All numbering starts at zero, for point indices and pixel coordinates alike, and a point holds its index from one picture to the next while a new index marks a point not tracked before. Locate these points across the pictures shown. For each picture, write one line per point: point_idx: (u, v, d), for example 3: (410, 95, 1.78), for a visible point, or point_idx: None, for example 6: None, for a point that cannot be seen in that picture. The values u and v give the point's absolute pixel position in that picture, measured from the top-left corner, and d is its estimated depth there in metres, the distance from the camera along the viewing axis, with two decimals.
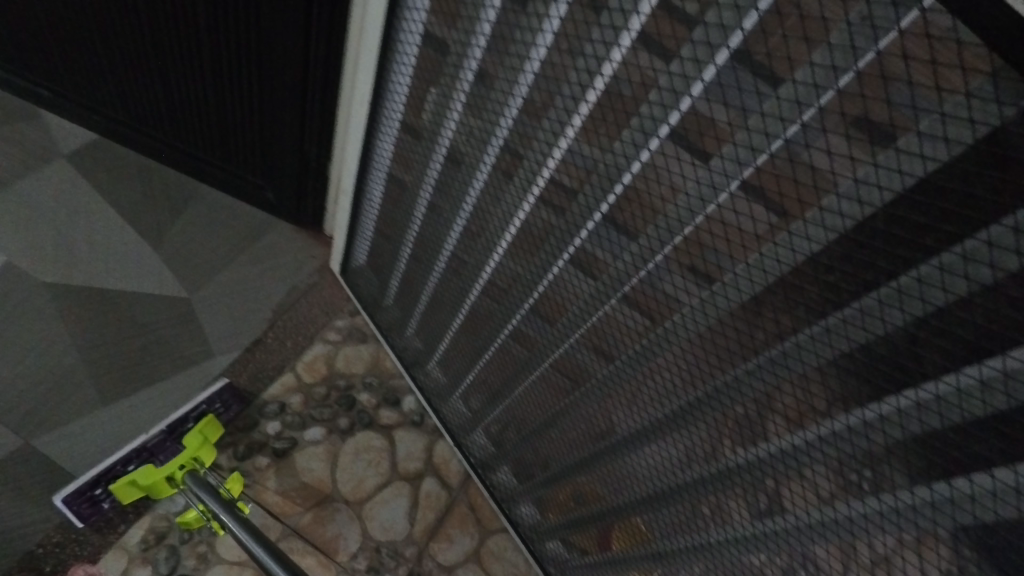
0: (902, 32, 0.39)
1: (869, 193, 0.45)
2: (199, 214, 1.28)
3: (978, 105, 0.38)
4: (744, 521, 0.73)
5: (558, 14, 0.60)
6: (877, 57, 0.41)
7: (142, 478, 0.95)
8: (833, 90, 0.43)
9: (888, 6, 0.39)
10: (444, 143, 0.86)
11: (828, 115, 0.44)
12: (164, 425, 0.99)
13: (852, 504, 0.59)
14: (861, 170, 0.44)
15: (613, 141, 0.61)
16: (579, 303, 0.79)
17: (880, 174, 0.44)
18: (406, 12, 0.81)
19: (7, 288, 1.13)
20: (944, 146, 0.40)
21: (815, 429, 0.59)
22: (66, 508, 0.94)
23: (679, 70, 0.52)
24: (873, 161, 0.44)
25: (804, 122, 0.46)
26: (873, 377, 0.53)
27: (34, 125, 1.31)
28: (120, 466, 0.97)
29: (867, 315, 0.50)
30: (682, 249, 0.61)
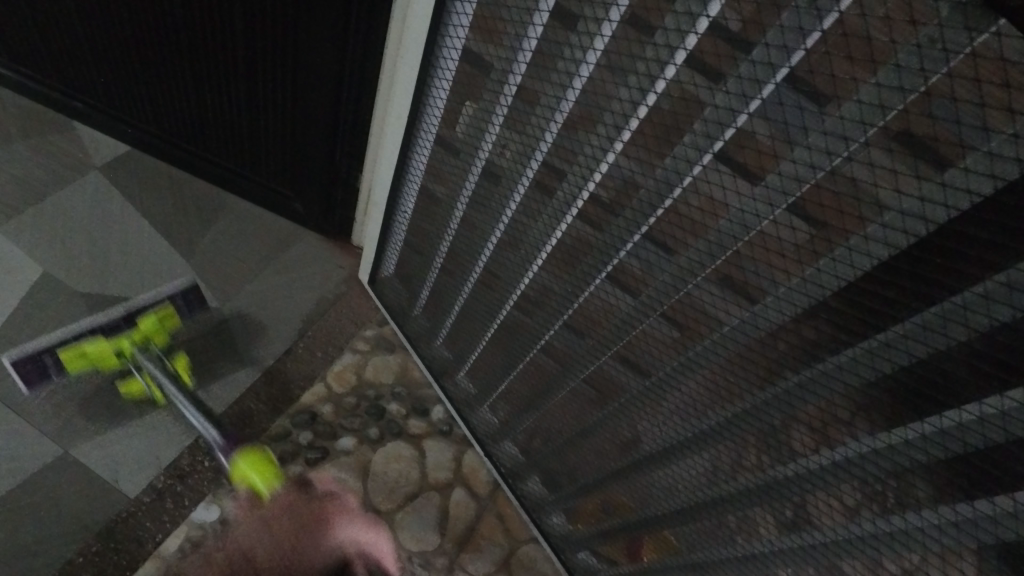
0: (972, 54, 0.39)
1: (934, 210, 0.45)
2: (228, 226, 1.30)
3: None
4: (775, 536, 0.73)
5: (608, 33, 0.61)
6: (946, 78, 0.41)
7: (93, 350, 1.03)
8: (899, 110, 0.43)
9: (959, 29, 0.39)
10: (481, 157, 0.86)
11: (892, 135, 0.44)
12: (124, 307, 1.05)
13: (898, 521, 0.59)
14: (927, 188, 0.45)
15: (662, 158, 0.62)
16: (616, 319, 0.79)
17: (947, 193, 0.44)
18: (446, 30, 0.82)
19: (45, 299, 1.14)
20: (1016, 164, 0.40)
21: (870, 444, 0.58)
22: (13, 369, 1.00)
23: (736, 89, 0.52)
24: (941, 180, 0.44)
25: (867, 141, 0.46)
26: (933, 394, 0.52)
27: (67, 137, 1.32)
28: (73, 337, 1.03)
29: (925, 332, 0.50)
30: (729, 265, 0.61)
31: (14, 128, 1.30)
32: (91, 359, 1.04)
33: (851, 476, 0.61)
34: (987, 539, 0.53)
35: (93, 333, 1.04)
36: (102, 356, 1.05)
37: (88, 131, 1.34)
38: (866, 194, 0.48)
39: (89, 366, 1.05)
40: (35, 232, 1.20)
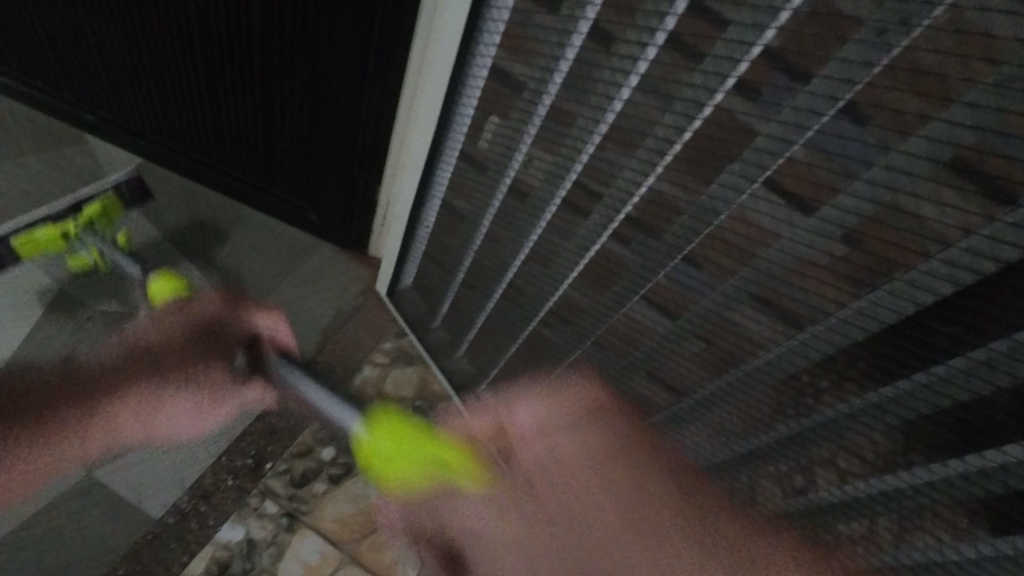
0: None
1: (998, 248, 0.44)
2: (246, 240, 1.29)
3: None
4: None
5: (648, 57, 0.60)
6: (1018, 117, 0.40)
7: (43, 236, 1.13)
8: (964, 146, 0.42)
9: None
10: (509, 176, 0.85)
11: (956, 172, 0.44)
12: (66, 197, 1.15)
13: (952, 552, 0.58)
14: (995, 226, 0.43)
15: (706, 184, 0.60)
16: (651, 340, 0.79)
17: (1014, 232, 0.43)
18: (477, 46, 0.81)
19: (64, 317, 1.13)
20: None
21: (922, 474, 0.57)
22: None
23: (787, 119, 0.51)
24: (1008, 220, 0.43)
25: (926, 177, 0.45)
26: (989, 428, 0.51)
27: (81, 151, 1.31)
28: (27, 226, 1.13)
29: (993, 368, 0.49)
30: (774, 292, 0.60)
31: (27, 142, 1.29)
32: (44, 246, 1.13)
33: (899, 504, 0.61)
34: None
35: (44, 221, 1.14)
36: (53, 241, 1.14)
37: (103, 145, 1.33)
38: (927, 229, 0.47)
39: (44, 252, 1.15)
40: None
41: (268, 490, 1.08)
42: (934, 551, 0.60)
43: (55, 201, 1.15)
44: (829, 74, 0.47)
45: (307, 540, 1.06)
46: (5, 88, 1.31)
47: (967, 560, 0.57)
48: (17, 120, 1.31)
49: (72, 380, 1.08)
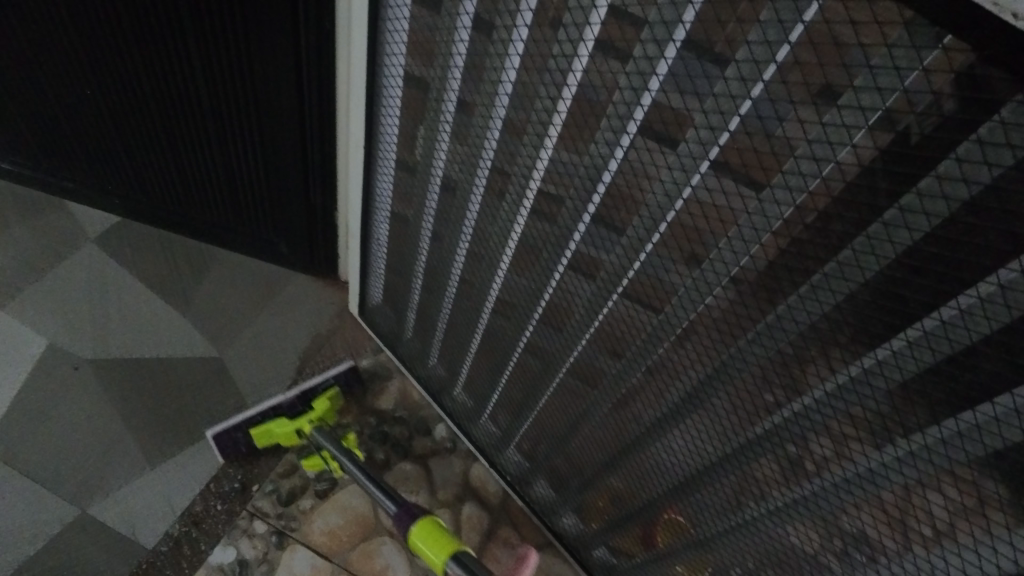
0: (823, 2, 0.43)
1: (823, 149, 0.48)
2: (220, 279, 1.37)
3: (900, 54, 0.41)
4: (779, 493, 0.74)
5: (520, 37, 0.65)
6: (806, 28, 0.44)
7: (278, 428, 1.10)
8: (774, 63, 0.47)
9: None
10: (437, 174, 0.90)
11: (773, 87, 0.48)
12: (296, 391, 1.12)
13: (878, 455, 0.61)
14: (812, 131, 0.48)
15: (589, 144, 0.65)
16: (583, 307, 0.82)
17: (829, 132, 0.47)
18: (384, 60, 0.86)
19: (51, 370, 1.21)
20: (879, 96, 0.43)
21: (814, 392, 0.62)
22: (213, 440, 1.11)
23: (636, 69, 0.56)
24: (821, 121, 0.47)
25: (754, 97, 0.49)
26: (855, 334, 0.55)
27: (62, 215, 1.40)
28: (260, 416, 1.11)
29: (854, 265, 0.51)
30: (667, 237, 0.65)
31: (12, 213, 1.38)
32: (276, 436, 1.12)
33: None
34: (950, 460, 0.55)
35: (275, 412, 1.11)
36: (284, 435, 1.11)
37: (81, 208, 1.42)
38: (766, 145, 0.51)
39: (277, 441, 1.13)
40: (37, 307, 1.27)
41: (258, 512, 1.12)
42: (854, 459, 0.63)
43: (287, 392, 1.11)
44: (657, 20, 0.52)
45: (298, 556, 1.08)
46: None
47: (880, 462, 0.61)
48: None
49: (66, 426, 1.15)
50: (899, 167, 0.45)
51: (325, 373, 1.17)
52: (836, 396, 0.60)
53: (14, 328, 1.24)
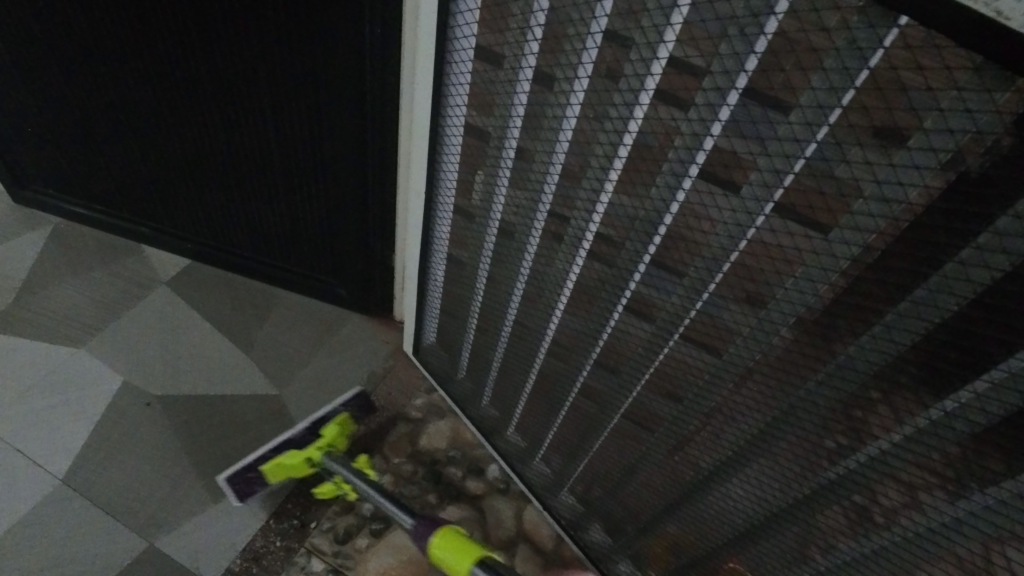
0: (887, 49, 0.44)
1: (894, 190, 0.48)
2: (282, 320, 1.43)
3: (970, 96, 0.42)
4: (850, 546, 0.70)
5: (581, 88, 0.68)
6: (871, 73, 0.45)
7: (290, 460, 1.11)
8: (839, 107, 0.48)
9: (869, 30, 0.45)
10: (495, 218, 0.93)
11: (839, 130, 0.49)
12: (305, 421, 1.13)
13: (964, 504, 0.57)
14: (881, 171, 0.48)
15: (649, 188, 0.67)
16: (641, 349, 0.83)
17: (899, 172, 0.47)
18: (446, 111, 0.90)
19: (126, 406, 1.27)
20: (951, 136, 0.44)
21: (889, 437, 0.60)
22: (227, 486, 1.08)
23: (697, 116, 0.58)
24: (890, 162, 0.47)
25: (819, 140, 0.50)
26: (933, 376, 0.54)
27: (139, 259, 1.49)
28: (270, 451, 1.11)
29: (928, 304, 0.51)
30: (728, 279, 0.65)
31: (95, 258, 1.49)
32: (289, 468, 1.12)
33: None
34: None
35: (287, 446, 1.12)
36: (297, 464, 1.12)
37: (157, 252, 1.51)
38: (833, 186, 0.51)
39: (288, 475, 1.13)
40: (115, 345, 1.35)
41: (315, 550, 1.13)
42: (932, 509, 0.60)
43: (298, 424, 1.12)
44: (719, 70, 0.54)
45: None
46: (74, 216, 1.52)
47: (961, 514, 0.58)
48: (86, 242, 1.52)
49: (136, 461, 1.20)
50: (974, 205, 0.45)
51: (333, 403, 1.18)
52: (914, 440, 0.58)
53: (93, 366, 1.32)
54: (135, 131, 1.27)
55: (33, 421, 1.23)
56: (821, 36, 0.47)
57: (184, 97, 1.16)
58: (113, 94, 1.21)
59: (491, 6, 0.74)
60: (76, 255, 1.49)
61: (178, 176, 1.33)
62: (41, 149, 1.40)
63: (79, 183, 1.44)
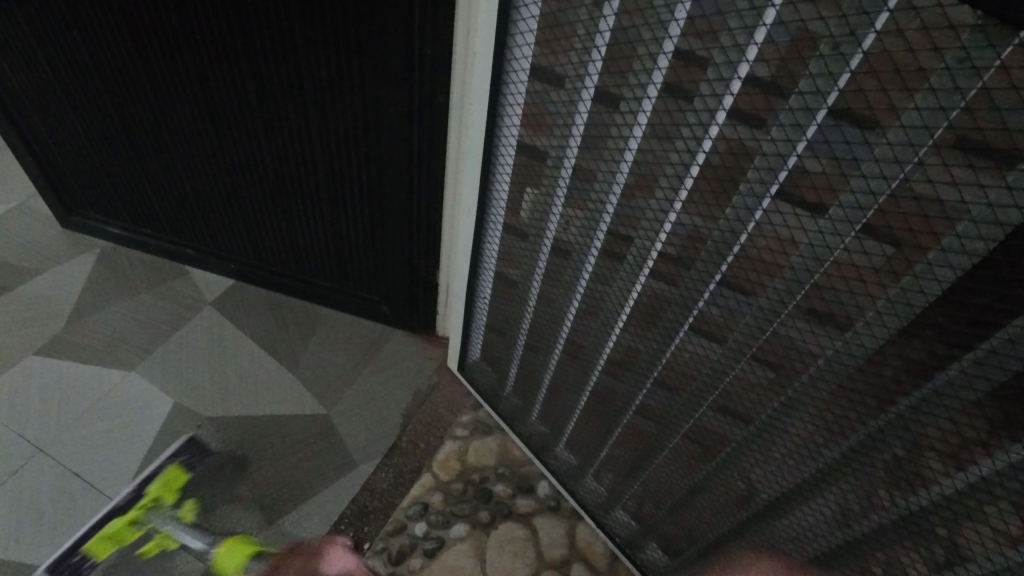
0: (1003, 66, 0.42)
1: (1007, 213, 0.46)
2: (326, 339, 1.43)
3: None
4: None
5: (649, 108, 0.66)
6: (984, 91, 0.43)
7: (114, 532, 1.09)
8: (945, 126, 0.46)
9: (984, 48, 0.43)
10: (549, 237, 0.91)
11: (945, 150, 0.47)
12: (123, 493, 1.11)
13: None
14: (993, 193, 0.46)
15: (722, 209, 0.65)
16: (706, 370, 0.81)
17: (1014, 195, 0.45)
18: (500, 130, 0.90)
19: (178, 428, 1.28)
20: None
21: (989, 464, 0.57)
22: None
23: (781, 136, 0.56)
24: (1004, 184, 0.45)
25: (921, 160, 0.48)
26: None
27: (185, 281, 1.51)
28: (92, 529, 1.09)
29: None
30: (810, 301, 0.63)
31: (142, 281, 1.51)
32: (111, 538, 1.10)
33: None
34: None
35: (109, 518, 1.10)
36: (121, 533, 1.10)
37: (201, 274, 1.53)
38: (936, 208, 0.50)
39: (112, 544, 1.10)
40: (165, 367, 1.36)
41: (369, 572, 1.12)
42: None
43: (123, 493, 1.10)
44: (808, 89, 0.52)
45: None
46: (120, 239, 1.55)
47: None
48: (133, 265, 1.54)
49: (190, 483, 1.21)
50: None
51: (157, 460, 1.18)
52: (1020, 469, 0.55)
53: (144, 388, 1.33)
54: (183, 155, 1.28)
55: (88, 443, 1.25)
56: (927, 53, 0.45)
57: (232, 120, 1.17)
58: (161, 120, 1.23)
59: (551, 26, 0.73)
60: (124, 278, 1.51)
61: (224, 199, 1.34)
62: (90, 175, 1.42)
63: (126, 207, 1.47)
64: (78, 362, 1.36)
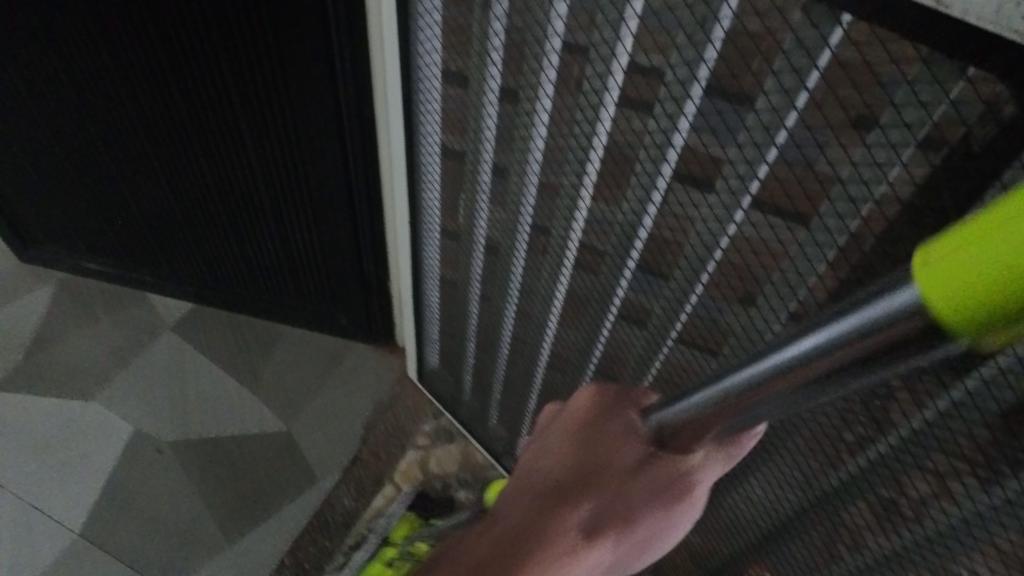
0: (834, 48, 0.45)
1: (859, 189, 0.48)
2: (287, 355, 1.43)
3: (921, 87, 0.42)
4: (864, 549, 0.68)
5: (547, 98, 0.67)
6: (821, 73, 0.46)
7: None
8: (795, 110, 0.48)
9: (816, 29, 0.45)
10: (480, 237, 0.92)
11: (798, 131, 0.49)
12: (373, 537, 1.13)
13: (999, 493, 0.54)
14: (844, 171, 0.48)
15: (625, 194, 0.66)
16: (637, 357, 0.81)
17: (862, 171, 0.47)
18: (421, 137, 0.90)
19: (138, 454, 1.28)
20: (908, 130, 0.44)
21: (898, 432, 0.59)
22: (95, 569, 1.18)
23: (663, 115, 0.57)
24: (851, 163, 0.47)
25: (781, 142, 0.51)
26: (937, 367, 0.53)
27: (143, 306, 1.51)
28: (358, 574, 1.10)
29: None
30: (714, 281, 0.64)
31: (100, 308, 1.50)
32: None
33: (903, 464, 0.60)
34: None
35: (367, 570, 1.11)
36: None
37: (160, 298, 1.53)
38: (807, 179, 0.51)
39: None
40: (125, 392, 1.36)
41: None
42: (953, 502, 0.58)
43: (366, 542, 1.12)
44: (679, 72, 0.54)
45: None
46: (78, 269, 1.54)
47: (990, 504, 0.55)
48: (91, 292, 1.53)
49: (151, 509, 1.22)
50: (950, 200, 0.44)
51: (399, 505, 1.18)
52: (937, 425, 0.56)
53: (103, 415, 1.33)
54: (128, 182, 1.28)
55: (48, 474, 1.25)
56: (769, 34, 0.47)
57: (169, 145, 1.17)
58: (101, 149, 1.23)
59: (451, 28, 0.73)
60: (82, 307, 1.51)
61: (171, 221, 1.34)
62: (41, 207, 1.42)
63: (80, 237, 1.46)
64: (35, 393, 1.36)
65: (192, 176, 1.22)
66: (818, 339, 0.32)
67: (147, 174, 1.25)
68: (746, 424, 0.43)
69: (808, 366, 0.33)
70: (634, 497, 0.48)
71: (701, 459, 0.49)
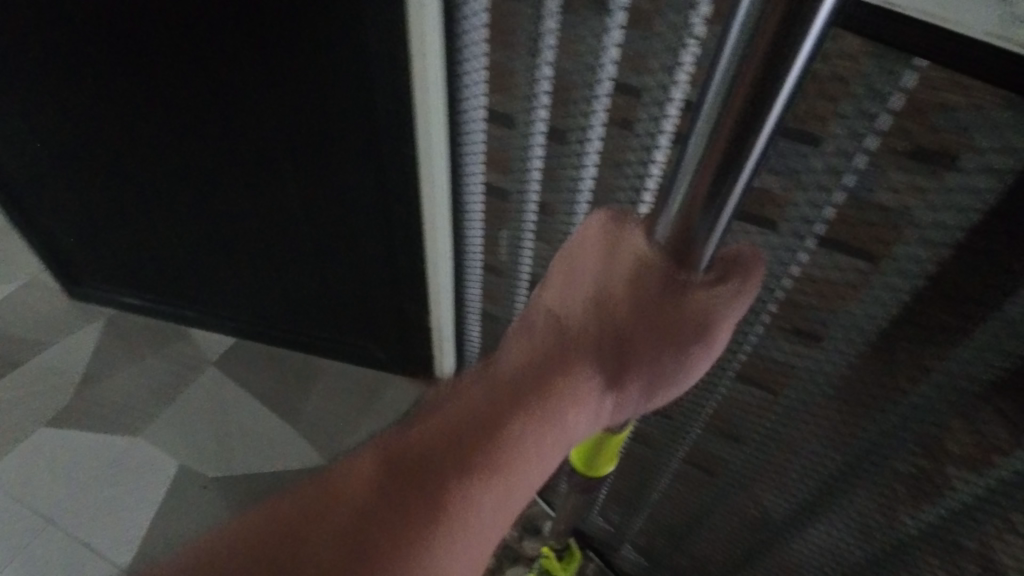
0: (909, 92, 0.45)
1: (937, 232, 0.49)
2: (327, 389, 1.44)
3: (1002, 128, 0.43)
4: None
5: (597, 138, 0.67)
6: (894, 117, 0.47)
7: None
8: (864, 151, 0.50)
9: (885, 72, 0.46)
10: (524, 273, 0.91)
11: (869, 171, 0.50)
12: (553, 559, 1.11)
13: None
14: (919, 212, 0.49)
15: None
16: (690, 395, 0.79)
17: (941, 213, 0.48)
18: (464, 177, 0.91)
19: (181, 490, 1.29)
20: (990, 174, 0.45)
21: (976, 486, 0.55)
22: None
23: None
24: (928, 204, 0.49)
25: (849, 183, 0.52)
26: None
27: (187, 341, 1.54)
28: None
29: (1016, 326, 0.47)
30: (779, 316, 0.63)
31: (146, 344, 1.54)
32: None
33: (985, 520, 0.56)
34: None
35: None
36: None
37: (203, 333, 1.55)
38: (880, 216, 0.52)
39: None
40: (169, 428, 1.38)
41: None
42: None
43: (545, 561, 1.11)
44: None
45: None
46: (126, 306, 1.58)
47: None
48: (137, 329, 1.57)
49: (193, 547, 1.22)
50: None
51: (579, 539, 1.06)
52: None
53: (147, 451, 1.35)
54: (175, 221, 1.31)
55: (94, 512, 1.27)
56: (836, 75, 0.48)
57: (216, 185, 1.20)
58: (149, 191, 1.26)
59: (497, 69, 0.74)
60: (128, 343, 1.54)
61: (215, 259, 1.37)
62: (91, 246, 1.46)
63: (127, 275, 1.50)
64: (83, 430, 1.38)
65: (236, 215, 1.25)
66: (723, 70, 0.38)
67: (193, 214, 1.28)
68: (727, 211, 0.45)
69: (747, 72, 0.36)
70: (656, 334, 0.47)
71: (718, 285, 0.48)
